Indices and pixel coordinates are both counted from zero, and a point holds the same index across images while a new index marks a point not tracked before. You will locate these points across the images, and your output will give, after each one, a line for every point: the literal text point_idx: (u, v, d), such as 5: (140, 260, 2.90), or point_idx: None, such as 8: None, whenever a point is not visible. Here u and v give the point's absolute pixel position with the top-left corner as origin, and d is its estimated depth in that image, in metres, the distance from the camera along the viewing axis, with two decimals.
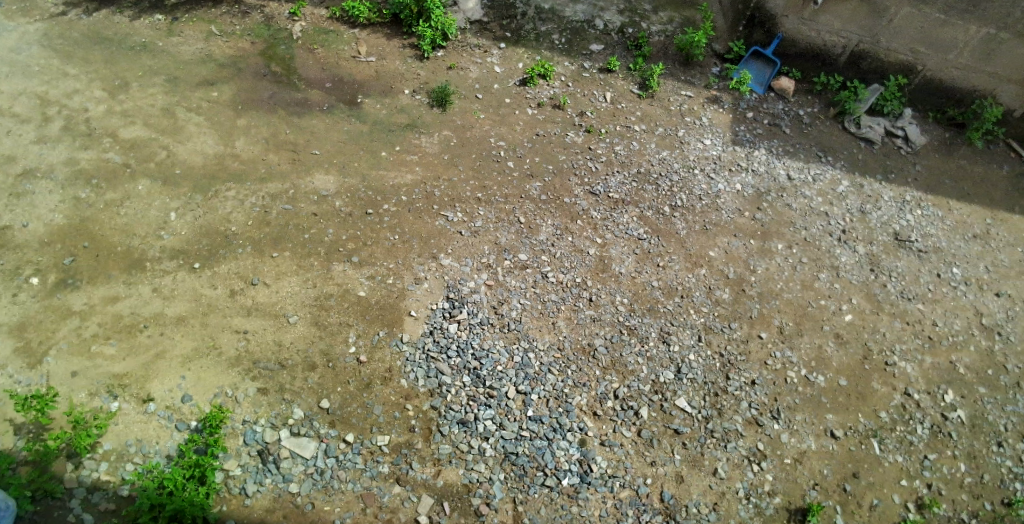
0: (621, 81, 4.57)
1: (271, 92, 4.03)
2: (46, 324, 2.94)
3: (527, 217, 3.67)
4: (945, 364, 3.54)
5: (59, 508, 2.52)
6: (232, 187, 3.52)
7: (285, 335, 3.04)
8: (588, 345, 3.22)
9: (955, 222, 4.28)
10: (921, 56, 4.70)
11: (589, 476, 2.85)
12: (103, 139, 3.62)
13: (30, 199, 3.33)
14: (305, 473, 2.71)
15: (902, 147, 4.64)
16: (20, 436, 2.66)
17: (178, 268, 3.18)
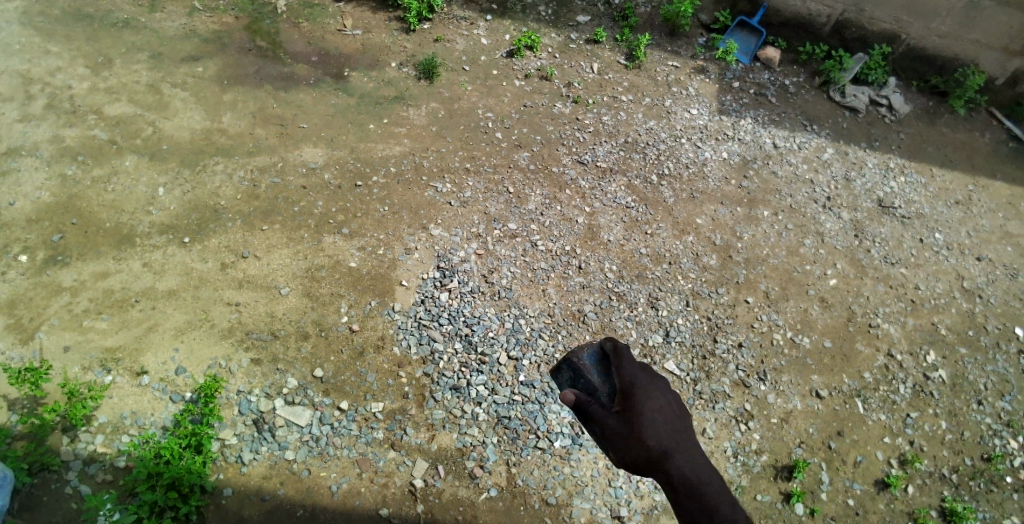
0: (608, 52, 4.58)
1: (257, 67, 4.01)
2: (37, 300, 2.95)
3: (515, 187, 3.69)
4: (926, 325, 3.62)
5: (57, 480, 2.54)
6: (221, 161, 3.52)
7: (278, 306, 3.06)
8: (578, 311, 3.27)
9: (937, 189, 4.34)
10: (905, 24, 4.74)
11: (580, 438, 2.91)
12: (88, 116, 3.60)
13: (16, 177, 3.31)
14: (301, 440, 2.75)
15: (886, 115, 4.69)
16: (14, 412, 2.67)
17: (167, 243, 3.19)
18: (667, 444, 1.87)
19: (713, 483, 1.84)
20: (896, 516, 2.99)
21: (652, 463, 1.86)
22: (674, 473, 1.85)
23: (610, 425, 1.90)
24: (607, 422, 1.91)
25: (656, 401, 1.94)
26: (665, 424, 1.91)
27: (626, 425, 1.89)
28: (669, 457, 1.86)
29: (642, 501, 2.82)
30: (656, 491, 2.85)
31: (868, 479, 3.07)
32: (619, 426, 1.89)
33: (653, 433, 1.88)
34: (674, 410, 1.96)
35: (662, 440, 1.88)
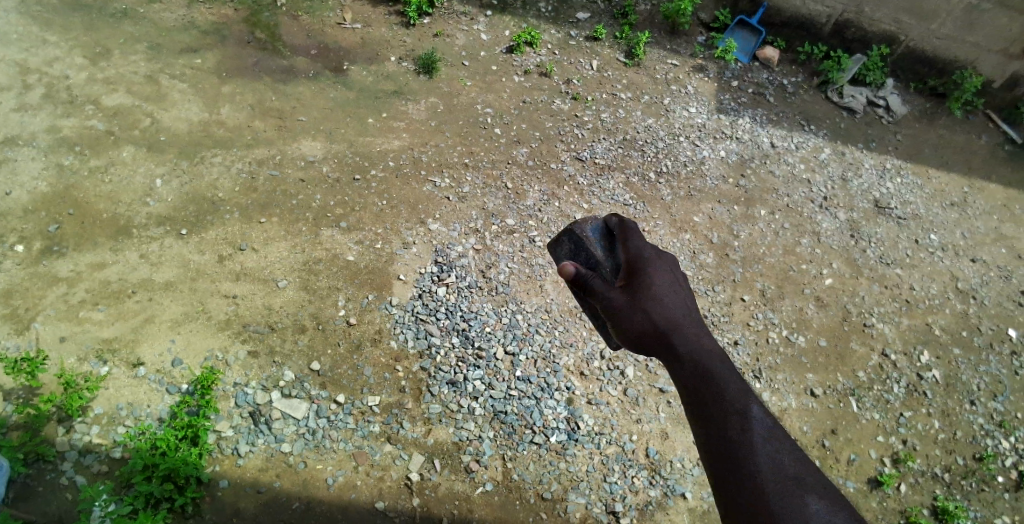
0: (607, 50, 4.58)
1: (256, 59, 4.00)
2: (33, 290, 2.94)
3: (514, 183, 3.70)
4: (921, 325, 3.65)
5: (52, 471, 2.54)
6: (219, 153, 3.51)
7: (276, 299, 3.06)
8: (575, 307, 3.28)
9: (934, 190, 4.37)
10: (903, 25, 4.76)
11: (576, 433, 2.92)
12: (86, 106, 3.58)
13: (13, 166, 3.29)
14: (297, 433, 2.75)
15: (883, 116, 4.71)
16: (10, 402, 2.67)
17: (165, 234, 3.18)
18: (670, 312, 1.78)
19: (718, 356, 1.70)
20: (889, 514, 3.01)
21: (653, 332, 1.75)
22: (676, 343, 1.73)
23: (607, 289, 1.84)
24: (609, 293, 1.84)
25: (660, 270, 1.87)
26: (669, 293, 1.82)
27: (627, 290, 1.83)
28: (675, 332, 1.74)
29: (637, 496, 2.83)
30: (651, 487, 2.86)
31: (861, 477, 3.09)
32: (619, 291, 1.83)
33: (656, 301, 1.79)
34: (682, 287, 1.86)
35: (665, 308, 1.78)
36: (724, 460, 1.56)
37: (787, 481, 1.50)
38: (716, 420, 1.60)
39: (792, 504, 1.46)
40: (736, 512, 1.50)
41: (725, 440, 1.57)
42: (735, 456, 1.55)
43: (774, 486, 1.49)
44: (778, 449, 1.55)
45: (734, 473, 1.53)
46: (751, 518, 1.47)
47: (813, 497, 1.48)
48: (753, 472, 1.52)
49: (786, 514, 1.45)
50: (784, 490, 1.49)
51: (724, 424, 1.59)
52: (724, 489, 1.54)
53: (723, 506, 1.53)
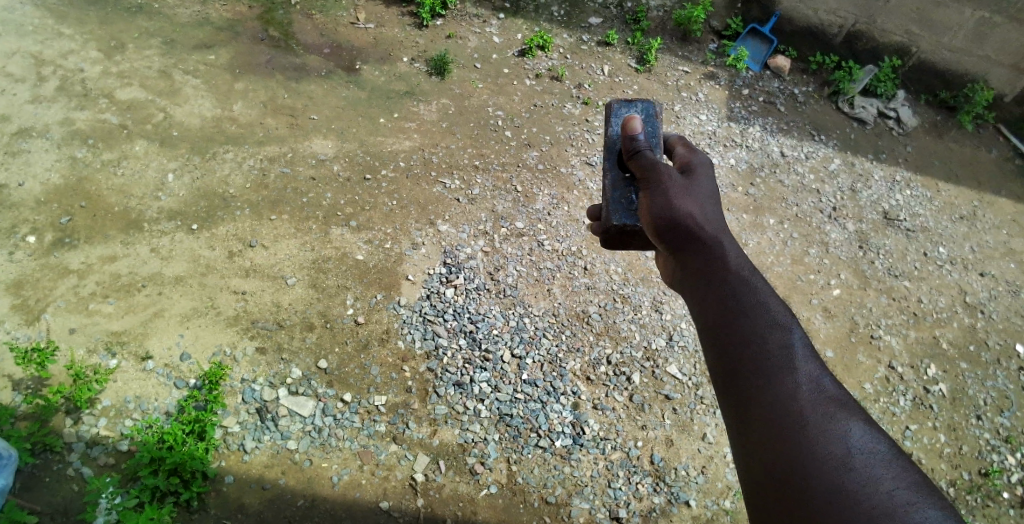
0: (619, 55, 4.59)
1: (269, 56, 4.01)
2: (44, 281, 2.95)
3: (524, 186, 3.70)
4: (928, 338, 3.64)
5: (58, 462, 2.54)
6: (231, 149, 3.52)
7: (284, 296, 3.07)
8: (582, 312, 3.28)
9: (943, 203, 4.36)
10: (915, 37, 4.76)
11: (581, 438, 2.92)
12: (99, 100, 3.60)
13: (26, 157, 3.31)
14: (304, 430, 2.75)
15: (894, 127, 4.71)
16: (19, 392, 2.68)
17: (176, 229, 3.19)
18: (712, 209, 1.82)
19: (749, 263, 1.69)
20: None
21: (690, 215, 1.77)
22: (710, 234, 1.74)
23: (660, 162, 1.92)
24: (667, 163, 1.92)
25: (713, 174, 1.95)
26: (715, 196, 1.87)
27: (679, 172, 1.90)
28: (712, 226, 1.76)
29: (641, 502, 2.83)
30: (655, 494, 2.86)
31: None
32: (672, 169, 1.90)
33: (702, 194, 1.85)
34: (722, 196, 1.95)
35: (709, 204, 1.83)
36: (747, 365, 1.49)
37: (816, 395, 1.42)
38: (743, 320, 1.56)
39: (821, 418, 1.38)
40: (754, 417, 1.43)
41: (752, 343, 1.52)
42: (762, 362, 1.48)
43: (806, 400, 1.41)
44: (811, 366, 1.47)
45: (758, 380, 1.46)
46: (768, 425, 1.40)
47: (849, 418, 1.38)
48: (782, 381, 1.45)
49: (813, 425, 1.37)
50: (813, 404, 1.41)
51: (751, 326, 1.55)
52: (741, 394, 1.47)
53: (739, 413, 1.46)
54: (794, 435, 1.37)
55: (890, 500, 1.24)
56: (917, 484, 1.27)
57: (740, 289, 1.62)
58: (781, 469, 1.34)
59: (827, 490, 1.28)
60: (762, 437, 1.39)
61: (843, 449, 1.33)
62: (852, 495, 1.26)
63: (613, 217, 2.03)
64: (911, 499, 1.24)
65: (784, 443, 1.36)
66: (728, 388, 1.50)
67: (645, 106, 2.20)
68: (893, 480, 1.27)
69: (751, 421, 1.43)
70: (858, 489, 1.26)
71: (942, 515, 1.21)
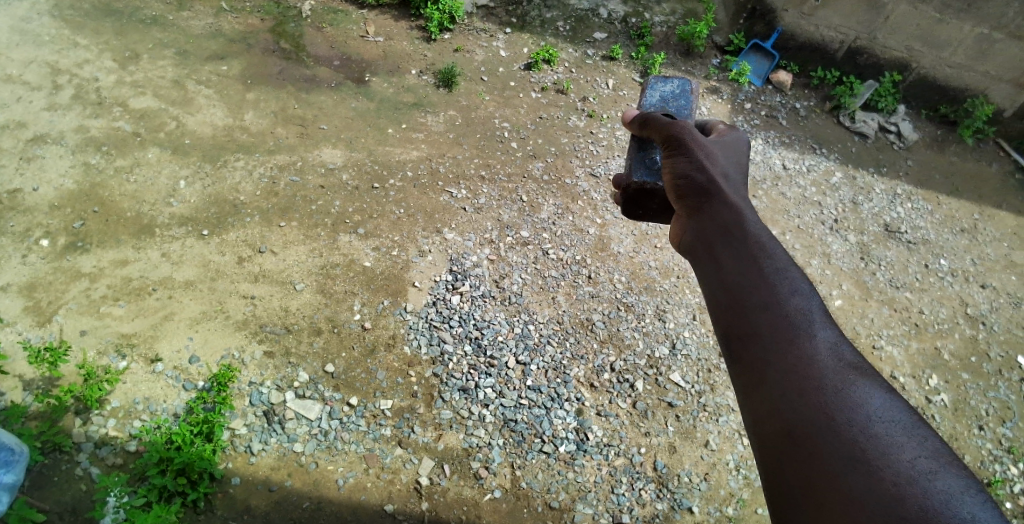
0: (623, 69, 4.67)
1: (281, 68, 4.09)
2: (56, 284, 2.99)
3: (529, 196, 3.75)
4: (929, 349, 3.66)
5: (67, 462, 2.56)
6: (242, 158, 3.59)
7: (293, 301, 3.11)
8: (586, 320, 3.31)
9: (944, 216, 4.41)
10: (915, 53, 4.83)
11: (585, 444, 2.94)
12: (114, 108, 3.67)
13: (41, 163, 3.37)
14: (310, 433, 2.78)
15: (894, 142, 4.78)
16: (29, 392, 2.71)
17: (187, 235, 3.24)
18: (731, 173, 1.80)
19: (765, 225, 1.63)
20: None
21: (704, 170, 1.76)
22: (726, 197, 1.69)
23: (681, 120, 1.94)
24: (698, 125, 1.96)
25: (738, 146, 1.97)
26: (739, 166, 1.87)
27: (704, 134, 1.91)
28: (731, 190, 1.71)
29: (644, 508, 2.84)
30: (658, 500, 2.87)
31: None
32: (693, 128, 1.91)
33: (721, 155, 1.84)
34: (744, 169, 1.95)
35: (730, 170, 1.82)
36: (757, 330, 1.42)
37: (834, 363, 1.32)
38: (758, 282, 1.49)
39: (839, 386, 1.27)
40: (765, 385, 1.35)
41: (764, 308, 1.44)
42: (774, 328, 1.41)
43: (822, 366, 1.32)
44: (829, 335, 1.39)
45: (770, 347, 1.38)
46: (779, 393, 1.31)
47: (870, 385, 1.27)
48: (795, 348, 1.36)
49: (830, 392, 1.27)
50: (831, 371, 1.31)
51: (763, 289, 1.48)
52: (753, 362, 1.39)
53: (748, 383, 1.37)
54: (807, 402, 1.27)
55: (911, 468, 1.11)
56: (942, 454, 1.14)
57: (755, 250, 1.56)
58: (791, 438, 1.24)
59: (843, 458, 1.16)
60: (772, 405, 1.31)
61: (861, 417, 1.21)
62: (870, 462, 1.14)
63: (633, 175, 2.08)
64: (933, 467, 1.11)
65: (796, 411, 1.27)
66: (736, 354, 1.43)
67: (681, 84, 2.42)
68: (917, 449, 1.15)
69: (760, 389, 1.35)
70: (876, 456, 1.14)
71: (967, 485, 1.08)
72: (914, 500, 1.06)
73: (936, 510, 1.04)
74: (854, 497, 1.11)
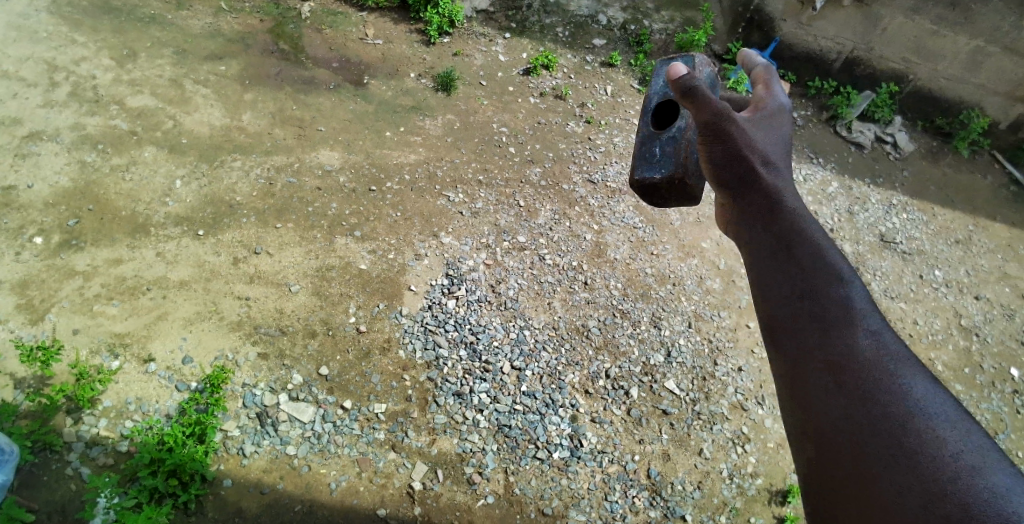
0: (621, 76, 4.69)
1: (279, 69, 4.09)
2: (49, 282, 2.97)
3: (526, 201, 3.76)
4: (923, 359, 3.68)
5: (57, 461, 2.54)
6: (238, 158, 3.58)
7: (287, 303, 3.10)
8: (582, 326, 3.32)
9: (938, 227, 4.44)
10: (911, 65, 4.87)
11: (579, 450, 2.93)
12: (111, 106, 3.65)
13: (36, 160, 3.35)
14: (303, 436, 2.76)
15: (891, 152, 4.83)
16: (20, 390, 2.68)
17: (182, 234, 3.23)
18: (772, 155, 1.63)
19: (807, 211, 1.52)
20: None
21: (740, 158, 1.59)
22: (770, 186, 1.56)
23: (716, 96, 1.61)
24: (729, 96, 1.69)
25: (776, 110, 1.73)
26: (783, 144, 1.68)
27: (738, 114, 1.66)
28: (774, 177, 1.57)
29: (637, 516, 2.84)
30: (651, 508, 2.87)
31: None
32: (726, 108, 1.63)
33: (760, 136, 1.64)
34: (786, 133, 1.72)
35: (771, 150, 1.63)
36: (799, 323, 1.36)
37: (877, 358, 1.24)
38: (800, 273, 1.40)
39: (878, 384, 1.20)
40: (809, 381, 1.29)
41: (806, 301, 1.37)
42: (815, 320, 1.34)
43: (865, 359, 1.24)
44: (876, 327, 1.29)
45: (811, 351, 1.31)
46: (820, 388, 1.27)
47: (915, 378, 1.20)
48: (839, 341, 1.29)
49: (868, 395, 1.20)
50: (872, 365, 1.23)
51: (803, 280, 1.39)
52: (795, 355, 1.34)
53: (792, 377, 1.33)
54: (846, 407, 1.21)
55: (951, 463, 1.07)
56: (989, 448, 1.08)
57: (792, 243, 1.46)
58: (828, 443, 1.22)
59: (878, 465, 1.13)
60: (813, 402, 1.26)
61: (903, 419, 1.15)
62: (908, 468, 1.10)
63: (635, 172, 2.00)
64: (977, 463, 1.05)
65: (837, 417, 1.22)
66: (782, 357, 1.36)
67: None
68: (962, 444, 1.09)
69: (803, 384, 1.30)
70: (911, 460, 1.10)
71: (1015, 481, 1.02)
72: (953, 500, 1.03)
73: (978, 510, 1.00)
74: (889, 502, 1.09)
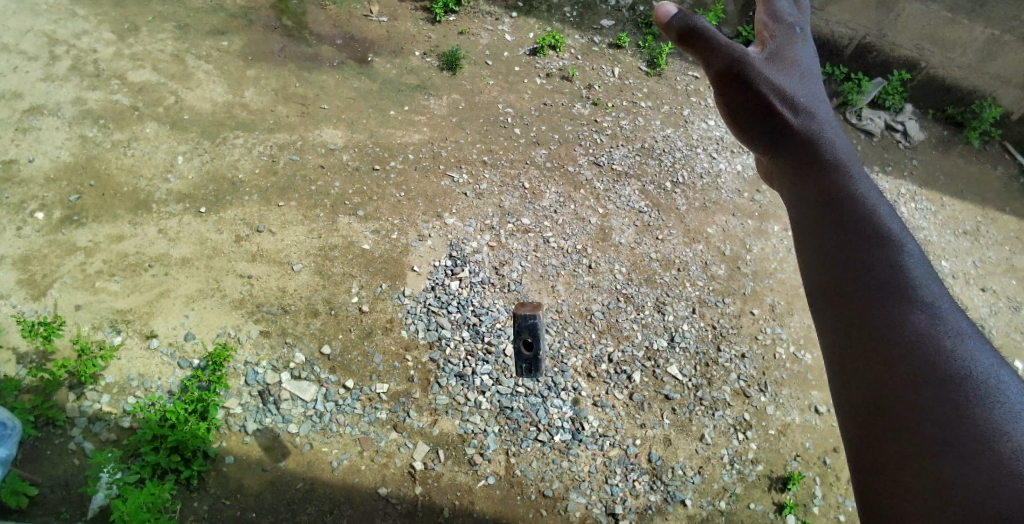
0: (629, 58, 4.62)
1: (282, 45, 4.03)
2: (51, 258, 2.95)
3: (531, 183, 3.72)
4: None
5: (61, 435, 2.54)
6: (241, 135, 3.54)
7: (290, 282, 3.08)
8: (585, 309, 3.30)
9: (945, 217, 4.40)
10: (923, 52, 4.80)
11: (580, 433, 2.93)
12: (112, 81, 3.61)
13: (36, 135, 3.32)
14: (305, 414, 2.76)
15: (900, 141, 4.78)
16: (22, 365, 2.68)
17: (184, 211, 3.20)
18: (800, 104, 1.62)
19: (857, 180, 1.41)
20: None
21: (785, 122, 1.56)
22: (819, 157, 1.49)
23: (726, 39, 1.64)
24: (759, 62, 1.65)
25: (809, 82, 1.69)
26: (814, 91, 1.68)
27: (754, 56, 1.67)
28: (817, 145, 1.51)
29: (637, 500, 2.85)
30: (651, 492, 2.87)
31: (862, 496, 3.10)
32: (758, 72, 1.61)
33: (785, 81, 1.64)
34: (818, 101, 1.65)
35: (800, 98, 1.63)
36: (848, 282, 1.21)
37: (939, 326, 1.11)
38: (850, 234, 1.28)
39: (939, 351, 1.07)
40: (863, 345, 1.13)
41: (858, 263, 1.22)
42: (867, 284, 1.19)
43: (926, 331, 1.10)
44: (933, 289, 1.17)
45: (862, 306, 1.17)
46: (873, 356, 1.10)
47: (981, 353, 1.08)
48: (896, 309, 1.14)
49: (931, 359, 1.06)
50: (936, 334, 1.09)
51: (852, 243, 1.26)
52: (847, 317, 1.17)
53: (841, 340, 1.16)
54: (905, 368, 1.06)
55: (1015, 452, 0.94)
56: None
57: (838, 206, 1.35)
58: (884, 407, 1.05)
59: (941, 433, 0.98)
60: (863, 372, 1.10)
61: (970, 386, 1.02)
62: (971, 437, 0.96)
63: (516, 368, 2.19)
64: None
65: (893, 378, 1.06)
66: (826, 310, 1.22)
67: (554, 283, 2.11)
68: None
69: (853, 349, 1.13)
70: (975, 432, 0.96)
71: None
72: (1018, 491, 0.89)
73: None
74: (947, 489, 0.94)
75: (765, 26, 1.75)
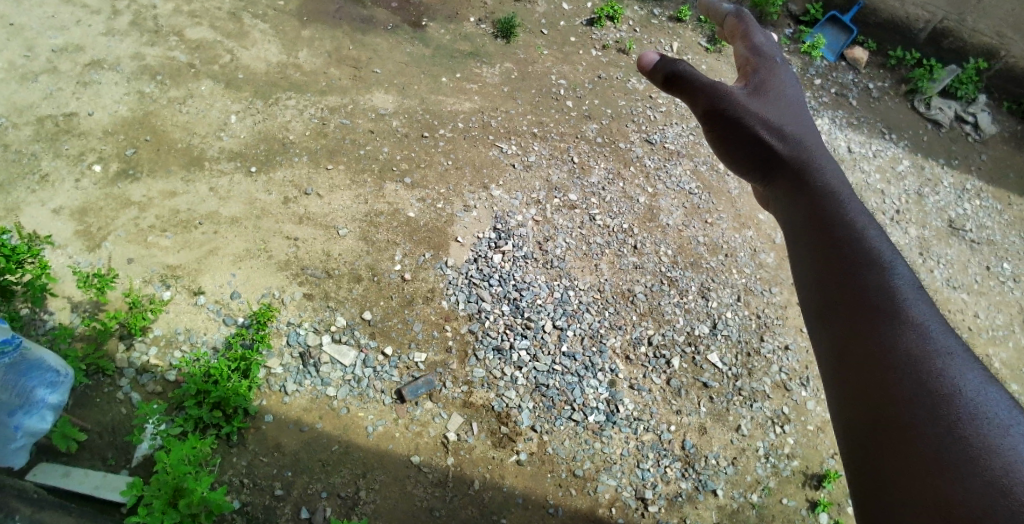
0: (690, 33, 4.45)
1: (338, 6, 3.99)
2: (106, 210, 3.03)
3: (580, 158, 3.64)
4: (980, 355, 3.49)
5: (110, 384, 2.63)
6: (293, 96, 3.55)
7: (335, 246, 3.10)
8: (628, 291, 3.24)
9: (1013, 217, 4.15)
10: (1006, 40, 4.46)
11: (614, 416, 2.90)
12: (169, 37, 3.64)
13: (96, 89, 3.38)
14: (343, 378, 2.80)
15: (970, 133, 4.50)
16: (76, 313, 2.77)
17: (235, 170, 3.24)
18: (788, 126, 1.70)
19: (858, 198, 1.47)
20: None
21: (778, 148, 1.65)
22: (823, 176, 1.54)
23: (704, 75, 1.75)
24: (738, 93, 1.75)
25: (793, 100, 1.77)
26: (800, 112, 1.74)
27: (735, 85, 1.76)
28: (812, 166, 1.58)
29: (668, 486, 2.81)
30: (683, 479, 2.83)
31: None
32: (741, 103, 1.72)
33: (766, 106, 1.72)
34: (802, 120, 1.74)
35: (784, 120, 1.70)
36: (840, 310, 1.28)
37: (929, 344, 1.15)
38: (843, 258, 1.34)
39: (929, 371, 1.12)
40: (855, 370, 1.20)
41: (848, 290, 1.29)
42: (857, 308, 1.26)
43: (914, 349, 1.15)
44: (924, 308, 1.22)
45: (853, 333, 1.24)
46: (864, 379, 1.17)
47: (974, 371, 1.11)
48: (883, 331, 1.20)
49: (919, 380, 1.11)
50: (925, 352, 1.14)
51: (845, 268, 1.33)
52: (841, 343, 1.24)
53: (838, 365, 1.23)
54: (897, 388, 1.12)
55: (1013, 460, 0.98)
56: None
57: (837, 229, 1.40)
58: (879, 428, 1.11)
59: (937, 453, 1.02)
60: (860, 393, 1.16)
61: (959, 404, 1.06)
62: (966, 456, 1.00)
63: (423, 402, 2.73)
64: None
65: (890, 398, 1.12)
66: (825, 339, 1.29)
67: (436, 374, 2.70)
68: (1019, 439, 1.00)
69: (849, 372, 1.20)
70: (969, 451, 1.00)
71: None
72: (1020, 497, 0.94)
73: None
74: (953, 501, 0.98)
75: (747, 59, 1.81)
